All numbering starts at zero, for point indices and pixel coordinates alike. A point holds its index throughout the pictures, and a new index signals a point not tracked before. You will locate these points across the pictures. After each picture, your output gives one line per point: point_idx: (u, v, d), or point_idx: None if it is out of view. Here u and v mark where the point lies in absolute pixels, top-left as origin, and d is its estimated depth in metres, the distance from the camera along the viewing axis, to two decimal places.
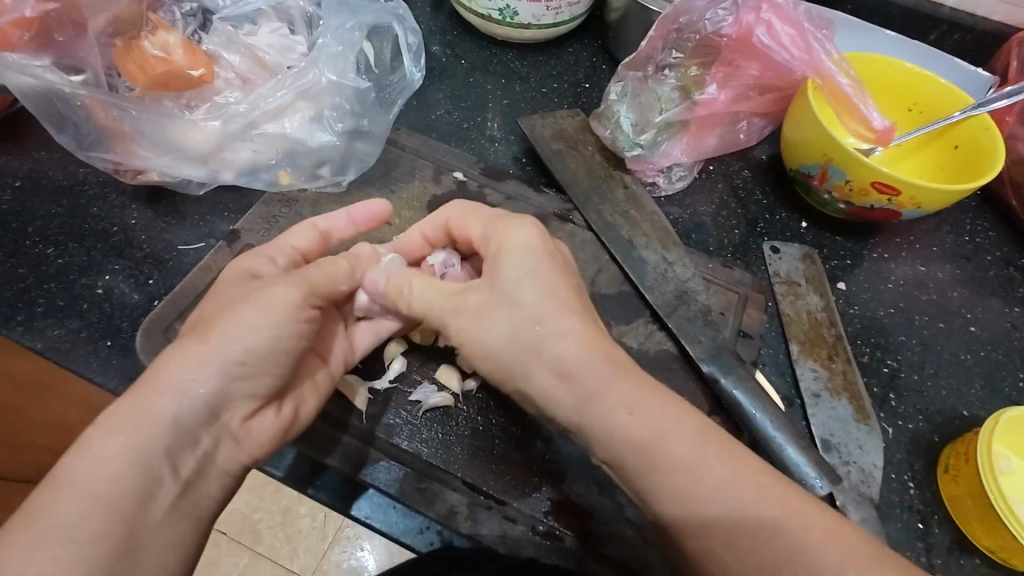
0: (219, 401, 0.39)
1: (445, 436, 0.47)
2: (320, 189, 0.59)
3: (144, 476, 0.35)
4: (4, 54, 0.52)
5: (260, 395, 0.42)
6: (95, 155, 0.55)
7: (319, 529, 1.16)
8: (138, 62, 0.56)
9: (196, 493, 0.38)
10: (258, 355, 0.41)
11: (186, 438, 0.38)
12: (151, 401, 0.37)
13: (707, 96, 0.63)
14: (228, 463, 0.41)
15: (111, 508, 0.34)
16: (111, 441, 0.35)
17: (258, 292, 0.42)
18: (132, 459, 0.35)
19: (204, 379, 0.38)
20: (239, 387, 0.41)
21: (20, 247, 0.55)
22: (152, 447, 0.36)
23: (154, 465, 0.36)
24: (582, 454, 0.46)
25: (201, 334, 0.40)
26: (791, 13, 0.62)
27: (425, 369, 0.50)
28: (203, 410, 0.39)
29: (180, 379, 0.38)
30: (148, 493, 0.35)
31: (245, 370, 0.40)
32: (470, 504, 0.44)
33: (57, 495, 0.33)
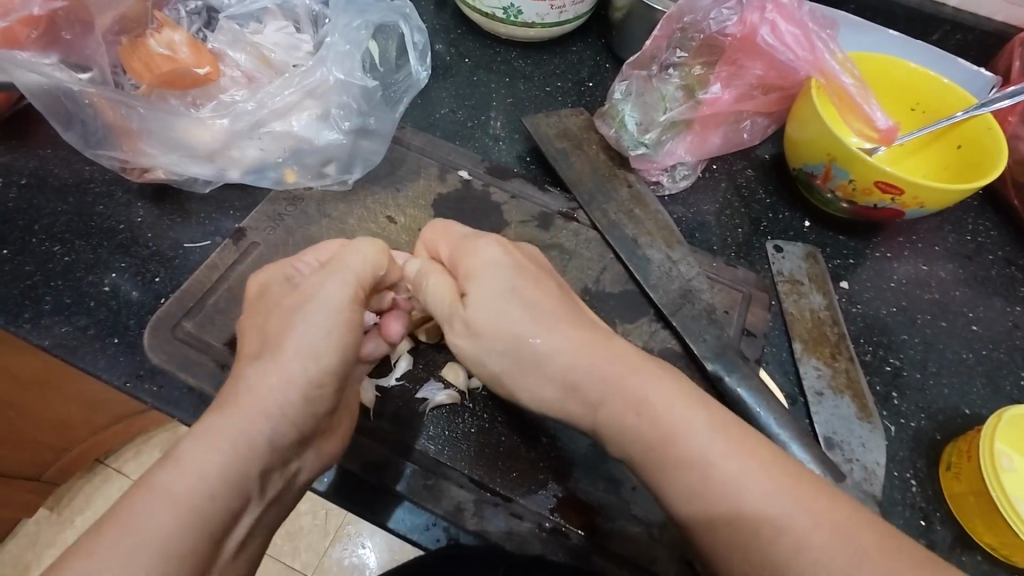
0: (303, 423, 0.40)
1: (452, 433, 0.47)
2: (325, 187, 0.59)
3: (234, 496, 0.36)
4: (13, 52, 0.52)
5: (333, 411, 0.43)
6: (103, 153, 0.55)
7: (321, 526, 1.16)
8: (144, 60, 0.56)
9: (269, 510, 0.39)
10: (331, 372, 0.42)
11: (273, 456, 0.38)
12: (241, 419, 0.38)
13: (711, 95, 0.63)
14: (303, 478, 0.42)
15: (202, 528, 0.34)
16: (205, 454, 0.36)
17: (316, 299, 0.43)
18: (222, 476, 0.35)
19: (290, 401, 0.40)
20: (319, 402, 0.41)
21: (27, 245, 0.55)
22: (246, 466, 0.37)
23: (243, 484, 0.36)
24: (586, 453, 0.46)
25: (275, 354, 0.41)
26: (794, 12, 0.62)
27: (432, 368, 0.50)
28: (290, 432, 0.39)
29: (267, 397, 0.39)
30: (236, 512, 0.36)
31: (322, 388, 0.41)
32: (476, 501, 0.45)
33: (150, 506, 0.33)
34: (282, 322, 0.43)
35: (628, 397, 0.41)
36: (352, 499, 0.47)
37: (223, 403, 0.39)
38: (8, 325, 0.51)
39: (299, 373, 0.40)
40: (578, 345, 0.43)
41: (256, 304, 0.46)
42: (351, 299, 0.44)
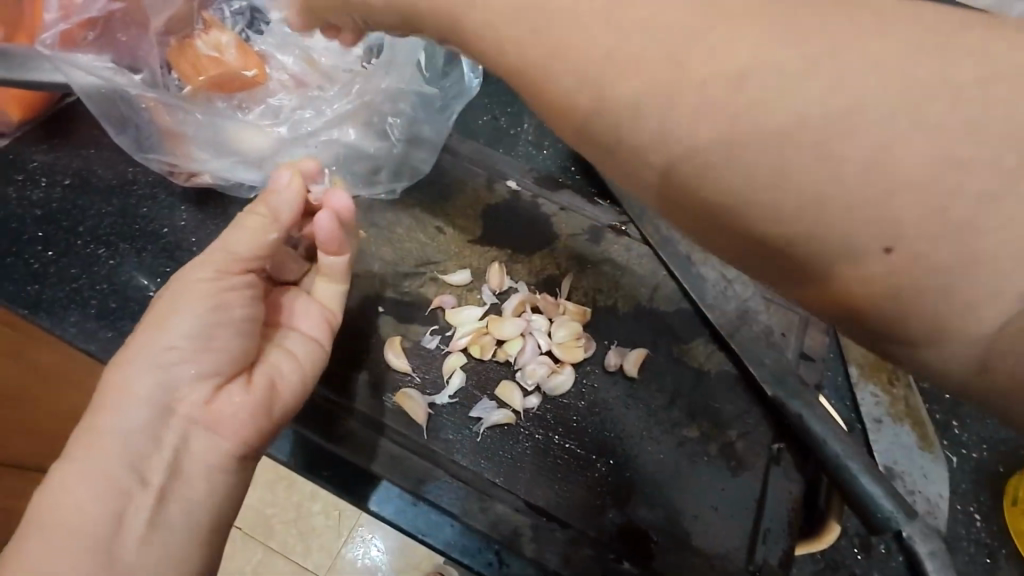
0: (165, 394, 0.38)
1: (508, 455, 0.46)
2: (374, 195, 0.58)
3: (110, 493, 0.35)
4: (72, 55, 0.51)
5: (213, 373, 0.40)
6: (153, 157, 0.54)
7: (334, 526, 1.16)
8: (192, 61, 0.56)
9: (182, 496, 0.37)
10: (189, 334, 0.39)
11: (146, 440, 0.37)
12: (97, 417, 0.37)
13: None
14: (207, 458, 0.39)
15: (78, 536, 0.33)
16: (71, 465, 0.35)
17: (182, 286, 0.41)
18: (87, 480, 0.35)
19: (137, 379, 0.38)
20: (178, 372, 0.39)
21: (71, 247, 0.55)
22: (106, 459, 0.36)
23: (115, 480, 0.35)
24: (645, 479, 0.46)
25: (145, 333, 0.40)
26: None
27: (486, 385, 0.50)
28: (153, 408, 0.38)
29: (121, 383, 0.38)
30: (120, 510, 0.35)
31: (180, 353, 0.39)
32: (533, 526, 0.43)
33: (28, 531, 0.33)
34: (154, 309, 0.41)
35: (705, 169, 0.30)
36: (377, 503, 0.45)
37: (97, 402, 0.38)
38: (54, 329, 0.51)
39: (158, 350, 0.39)
40: (767, 102, 0.22)
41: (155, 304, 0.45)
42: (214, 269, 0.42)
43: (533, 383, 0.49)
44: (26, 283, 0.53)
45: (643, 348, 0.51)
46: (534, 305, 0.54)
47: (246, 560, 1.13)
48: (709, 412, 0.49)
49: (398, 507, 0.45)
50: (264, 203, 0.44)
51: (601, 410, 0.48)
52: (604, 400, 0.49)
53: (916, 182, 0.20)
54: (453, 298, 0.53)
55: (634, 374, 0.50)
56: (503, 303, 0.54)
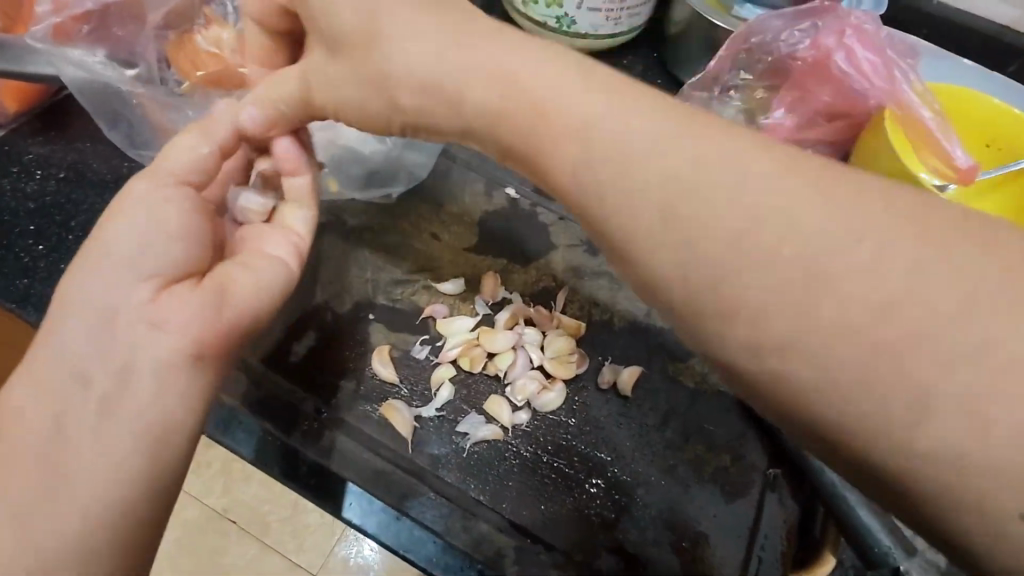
0: (107, 299, 0.36)
1: (495, 472, 0.44)
2: (369, 198, 0.56)
3: (56, 397, 0.34)
4: (67, 50, 0.52)
5: (158, 277, 0.38)
6: (146, 154, 0.53)
7: (327, 525, 1.15)
8: (191, 57, 0.55)
9: (128, 394, 0.35)
10: (127, 241, 0.38)
11: (93, 341, 0.36)
12: (50, 324, 0.36)
13: (772, 121, 0.61)
14: (154, 354, 0.36)
15: (32, 438, 0.33)
16: (27, 380, 0.35)
17: (123, 199, 0.40)
18: (39, 380, 0.35)
19: (84, 287, 0.37)
20: (124, 272, 0.37)
21: (62, 242, 0.54)
22: (55, 364, 0.35)
23: (62, 384, 0.35)
24: (634, 502, 0.44)
25: (88, 246, 0.38)
26: (875, 37, 0.59)
27: (475, 399, 0.49)
28: (97, 313, 0.36)
29: (69, 293, 0.37)
30: (63, 412, 0.34)
31: (123, 259, 0.37)
32: (518, 547, 0.42)
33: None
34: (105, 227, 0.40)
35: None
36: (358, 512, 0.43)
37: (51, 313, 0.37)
38: (42, 325, 0.50)
39: (100, 260, 0.37)
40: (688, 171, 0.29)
41: None
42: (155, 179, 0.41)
43: (523, 399, 0.48)
44: (16, 277, 0.52)
45: (638, 366, 0.50)
46: (526, 317, 0.53)
47: (239, 555, 1.12)
48: (703, 434, 0.48)
49: (378, 517, 0.43)
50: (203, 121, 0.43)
51: (591, 428, 0.47)
52: (595, 419, 0.47)
53: (801, 233, 0.26)
54: (445, 307, 0.52)
55: (628, 393, 0.48)
56: (495, 315, 0.53)
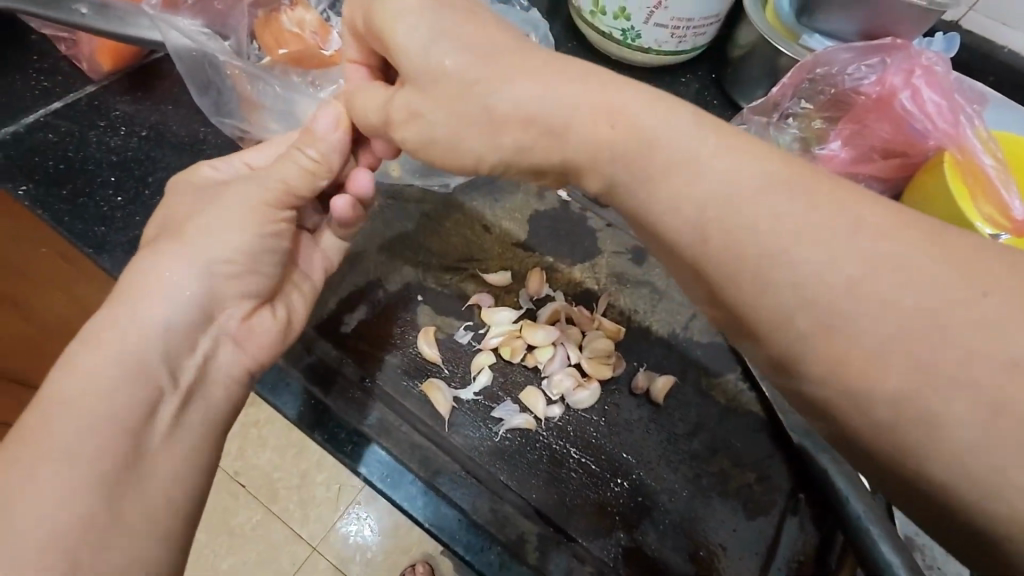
0: (209, 301, 0.41)
1: (524, 463, 0.46)
2: (428, 186, 0.58)
3: (143, 386, 0.35)
4: (174, 17, 0.54)
5: (252, 295, 0.44)
6: (227, 122, 0.56)
7: (332, 500, 1.18)
8: (274, 34, 0.58)
9: (201, 401, 0.39)
10: (245, 253, 0.42)
11: (183, 339, 0.39)
12: (129, 305, 0.38)
13: (828, 151, 0.62)
14: (232, 369, 0.42)
15: (110, 423, 0.33)
16: (89, 361, 0.35)
17: (229, 193, 0.43)
18: (122, 361, 0.35)
19: (187, 276, 0.40)
20: (226, 287, 0.42)
21: (140, 196, 0.58)
22: (139, 352, 0.36)
23: (151, 372, 0.36)
24: (658, 507, 0.45)
25: (180, 238, 0.41)
26: (944, 80, 0.59)
27: (510, 388, 0.51)
28: (195, 310, 0.40)
29: (162, 278, 0.39)
30: (151, 404, 0.35)
31: (232, 268, 0.42)
32: (540, 536, 0.43)
33: (50, 413, 0.32)
34: (186, 224, 0.42)
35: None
36: (386, 483, 0.45)
37: (126, 294, 0.38)
38: (114, 271, 0.54)
39: (201, 260, 0.40)
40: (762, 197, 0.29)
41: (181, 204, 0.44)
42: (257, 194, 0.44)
43: (557, 394, 0.50)
44: (95, 224, 0.56)
45: (671, 375, 0.51)
46: (568, 316, 0.55)
47: (246, 519, 1.15)
48: (730, 450, 0.48)
49: (414, 493, 0.45)
50: (313, 146, 0.45)
51: (621, 430, 0.48)
52: (626, 421, 0.49)
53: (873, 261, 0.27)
54: (491, 297, 0.54)
55: (659, 401, 0.50)
56: (538, 310, 0.56)
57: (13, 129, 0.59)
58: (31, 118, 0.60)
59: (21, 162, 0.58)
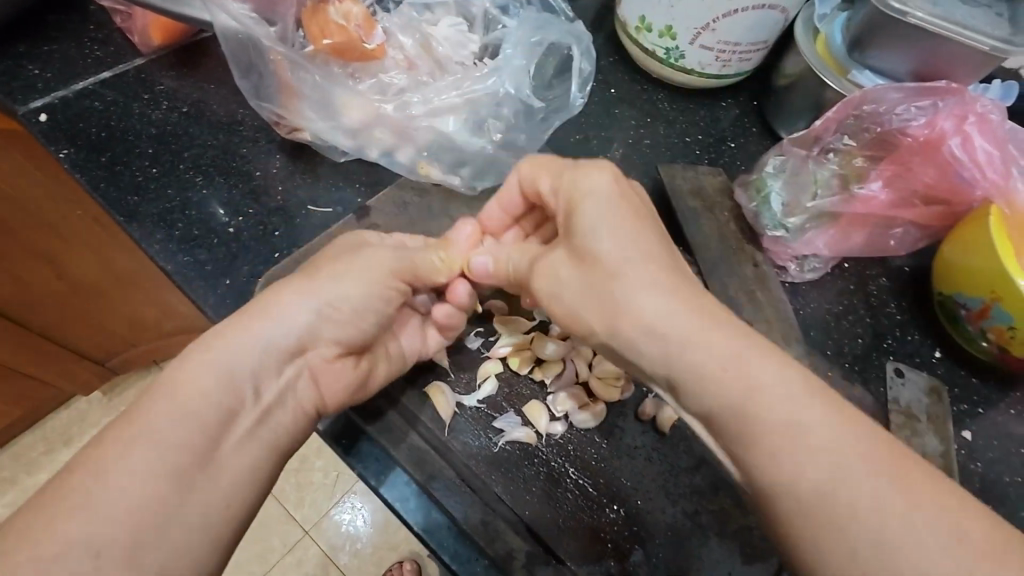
0: (310, 335, 0.43)
1: (522, 476, 0.45)
2: (453, 187, 0.59)
3: (231, 395, 0.38)
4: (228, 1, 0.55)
5: (348, 339, 0.46)
6: (265, 106, 0.58)
7: (329, 487, 1.19)
8: (321, 24, 0.56)
9: (275, 418, 0.41)
10: (353, 301, 0.45)
11: (276, 367, 0.41)
12: (248, 326, 0.41)
13: (867, 191, 0.59)
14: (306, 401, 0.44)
15: (196, 419, 0.36)
16: (196, 361, 0.38)
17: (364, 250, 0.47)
18: (222, 370, 0.38)
19: (303, 312, 0.42)
20: (329, 327, 0.44)
21: (174, 169, 0.59)
22: (242, 367, 0.39)
23: (240, 385, 0.39)
24: (653, 541, 0.44)
25: (309, 275, 0.44)
26: (998, 128, 0.57)
27: (515, 400, 0.49)
28: (296, 342, 0.42)
29: (283, 307, 0.42)
30: (230, 412, 0.38)
31: (337, 312, 0.44)
32: (529, 554, 0.43)
33: (153, 399, 0.36)
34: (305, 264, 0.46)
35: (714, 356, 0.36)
36: (383, 482, 0.45)
37: (250, 313, 0.41)
38: (141, 241, 0.55)
39: (318, 299, 0.43)
40: None
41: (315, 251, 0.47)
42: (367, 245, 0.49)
43: (562, 410, 0.49)
44: (128, 193, 0.57)
45: None
46: None
47: None
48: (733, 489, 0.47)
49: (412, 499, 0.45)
50: (445, 247, 0.51)
51: (622, 454, 0.47)
52: (628, 447, 0.48)
53: None
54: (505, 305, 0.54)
55: (666, 430, 0.48)
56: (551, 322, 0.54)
57: (64, 93, 0.61)
58: (81, 84, 0.62)
59: (66, 126, 0.59)
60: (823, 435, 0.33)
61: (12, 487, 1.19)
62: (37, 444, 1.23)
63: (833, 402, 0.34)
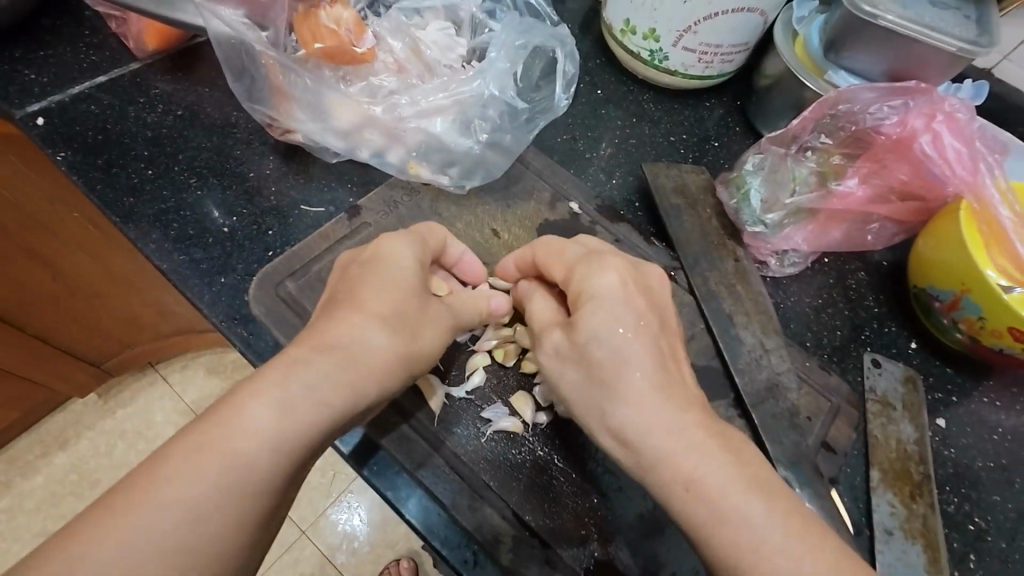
0: (391, 393, 0.44)
1: (509, 463, 0.47)
2: (442, 186, 0.61)
3: (317, 443, 0.38)
4: (217, 5, 0.56)
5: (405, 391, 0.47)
6: (257, 109, 0.59)
7: (325, 486, 1.20)
8: (313, 30, 0.58)
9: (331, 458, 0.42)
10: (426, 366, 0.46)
11: (355, 417, 0.42)
12: (354, 378, 0.40)
13: (845, 188, 0.61)
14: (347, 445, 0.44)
15: (284, 466, 0.36)
16: (286, 398, 0.37)
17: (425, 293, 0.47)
18: (320, 419, 0.38)
19: (395, 373, 0.43)
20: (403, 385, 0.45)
21: (169, 171, 0.60)
22: (337, 418, 0.39)
23: (327, 435, 0.39)
24: (635, 522, 0.46)
25: (404, 330, 0.44)
26: (965, 127, 0.59)
27: (501, 390, 0.51)
28: (381, 398, 0.43)
29: (379, 365, 0.42)
30: (310, 458, 0.38)
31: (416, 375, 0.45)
32: (515, 537, 0.45)
33: (244, 432, 0.35)
34: (380, 289, 0.45)
35: (682, 479, 0.38)
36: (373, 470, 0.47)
37: (352, 359, 0.41)
38: (137, 241, 0.57)
39: (408, 362, 0.44)
40: None
41: (385, 277, 0.46)
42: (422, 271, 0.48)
43: (546, 400, 0.50)
44: (124, 195, 0.58)
45: None
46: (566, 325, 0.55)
47: None
48: None
49: (402, 488, 0.46)
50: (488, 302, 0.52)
51: None
52: None
53: None
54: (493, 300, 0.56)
55: None
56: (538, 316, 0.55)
57: (59, 98, 0.62)
58: (76, 89, 0.63)
59: (63, 130, 0.61)
60: (789, 563, 0.35)
61: (8, 490, 1.20)
62: (33, 447, 1.24)
63: (809, 530, 0.36)
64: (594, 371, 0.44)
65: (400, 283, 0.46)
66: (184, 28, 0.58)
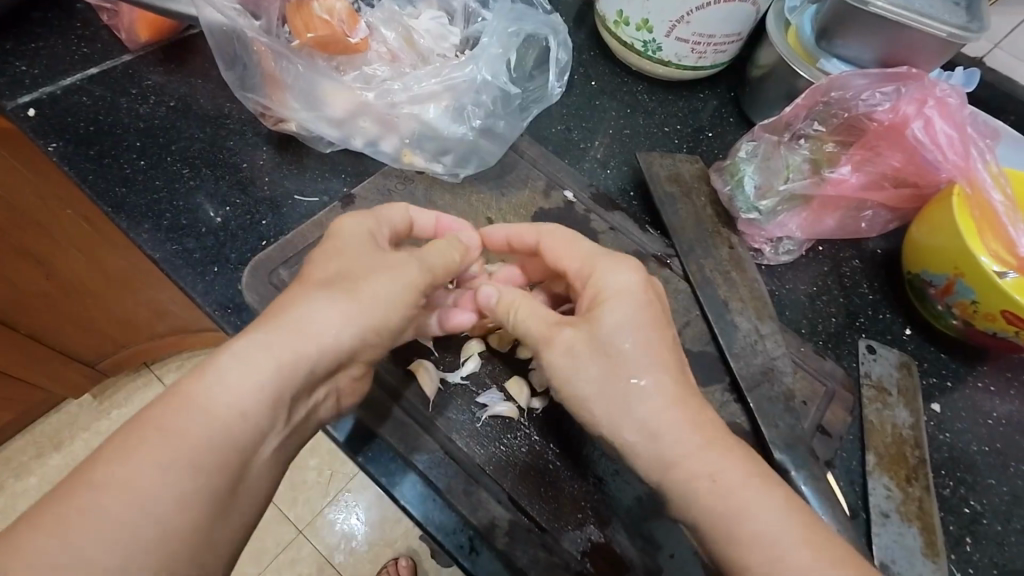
0: (347, 356, 0.42)
1: (505, 448, 0.47)
2: (436, 174, 0.61)
3: (268, 416, 0.37)
4: None
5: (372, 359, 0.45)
6: (250, 97, 0.59)
7: (323, 486, 1.19)
8: (306, 19, 0.58)
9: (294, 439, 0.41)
10: (388, 327, 0.44)
11: (309, 388, 0.40)
12: (295, 344, 0.39)
13: (838, 175, 0.61)
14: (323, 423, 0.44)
15: (230, 443, 0.35)
16: (224, 375, 0.37)
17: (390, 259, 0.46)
18: (263, 391, 0.37)
19: (343, 333, 0.41)
20: (365, 347, 0.43)
21: (162, 161, 0.60)
22: (285, 391, 0.38)
23: (277, 408, 0.38)
24: (631, 505, 0.46)
25: (350, 288, 0.43)
26: (956, 112, 0.59)
27: (497, 376, 0.51)
28: (334, 363, 0.41)
29: (325, 329, 0.40)
30: (264, 433, 0.37)
31: (376, 337, 0.43)
32: (511, 521, 0.44)
33: (183, 413, 0.34)
34: (326, 263, 0.44)
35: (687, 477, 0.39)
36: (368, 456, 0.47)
37: (292, 326, 0.40)
38: (129, 230, 0.56)
39: (360, 321, 0.42)
40: None
41: (336, 251, 0.45)
42: (377, 245, 0.47)
43: (542, 386, 0.50)
44: (116, 185, 0.58)
45: None
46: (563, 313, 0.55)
47: None
48: None
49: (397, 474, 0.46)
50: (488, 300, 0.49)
51: None
52: None
53: None
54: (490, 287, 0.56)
55: None
56: None
57: (51, 89, 0.62)
58: (68, 80, 0.63)
59: (55, 121, 0.60)
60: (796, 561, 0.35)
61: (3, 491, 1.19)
62: (27, 448, 1.23)
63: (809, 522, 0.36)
64: (613, 364, 0.42)
65: (363, 256, 0.45)
66: (176, 18, 0.58)
